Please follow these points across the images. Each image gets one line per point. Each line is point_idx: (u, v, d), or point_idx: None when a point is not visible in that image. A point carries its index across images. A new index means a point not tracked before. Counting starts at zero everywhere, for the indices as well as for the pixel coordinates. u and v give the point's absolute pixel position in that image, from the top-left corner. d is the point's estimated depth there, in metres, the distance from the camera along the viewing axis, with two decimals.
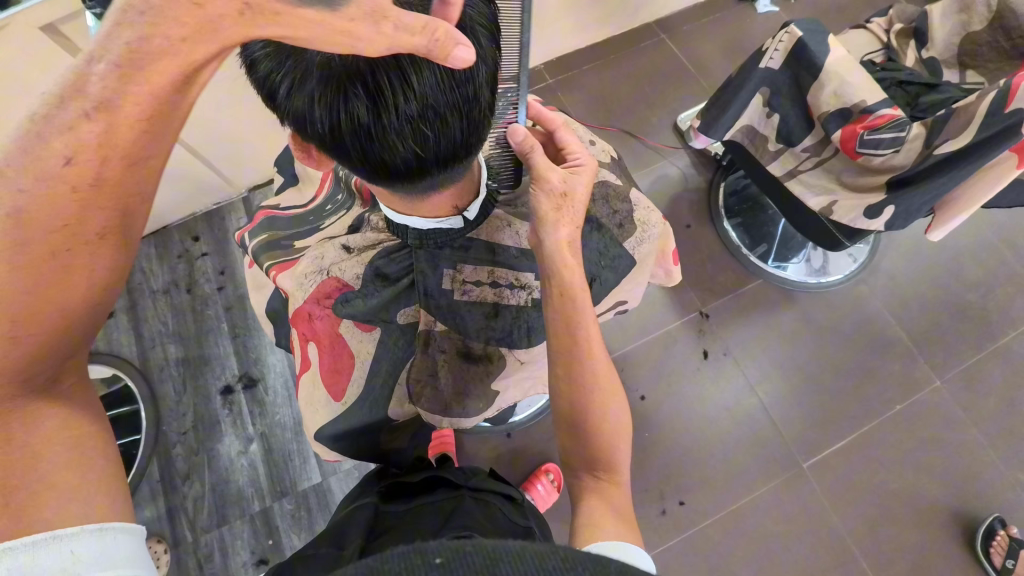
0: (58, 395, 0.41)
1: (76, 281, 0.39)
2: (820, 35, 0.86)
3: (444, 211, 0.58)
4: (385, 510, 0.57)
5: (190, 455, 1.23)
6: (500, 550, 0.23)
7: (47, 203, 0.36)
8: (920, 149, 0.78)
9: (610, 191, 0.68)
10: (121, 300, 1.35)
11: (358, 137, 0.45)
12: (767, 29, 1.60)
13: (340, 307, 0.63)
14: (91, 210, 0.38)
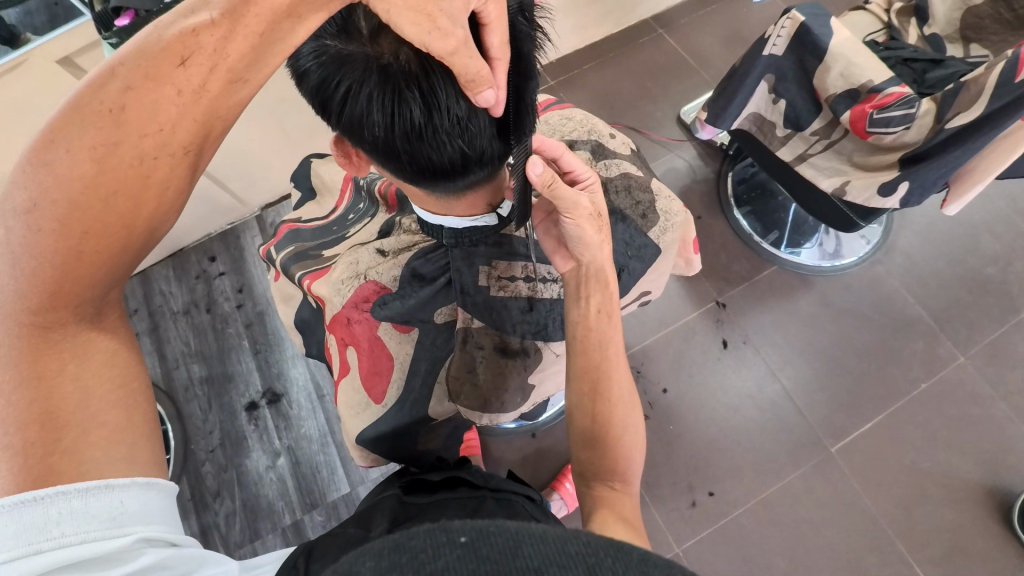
0: (104, 323, 0.37)
1: (132, 197, 0.33)
2: (822, 18, 0.86)
3: (478, 210, 0.59)
4: (407, 500, 0.56)
5: (219, 473, 1.24)
6: (519, 530, 0.24)
7: (101, 86, 0.31)
8: (931, 124, 0.78)
9: (633, 183, 0.69)
10: (144, 323, 1.37)
11: (409, 140, 0.47)
12: (763, 17, 1.61)
13: (378, 310, 0.64)
14: (153, 106, 0.32)
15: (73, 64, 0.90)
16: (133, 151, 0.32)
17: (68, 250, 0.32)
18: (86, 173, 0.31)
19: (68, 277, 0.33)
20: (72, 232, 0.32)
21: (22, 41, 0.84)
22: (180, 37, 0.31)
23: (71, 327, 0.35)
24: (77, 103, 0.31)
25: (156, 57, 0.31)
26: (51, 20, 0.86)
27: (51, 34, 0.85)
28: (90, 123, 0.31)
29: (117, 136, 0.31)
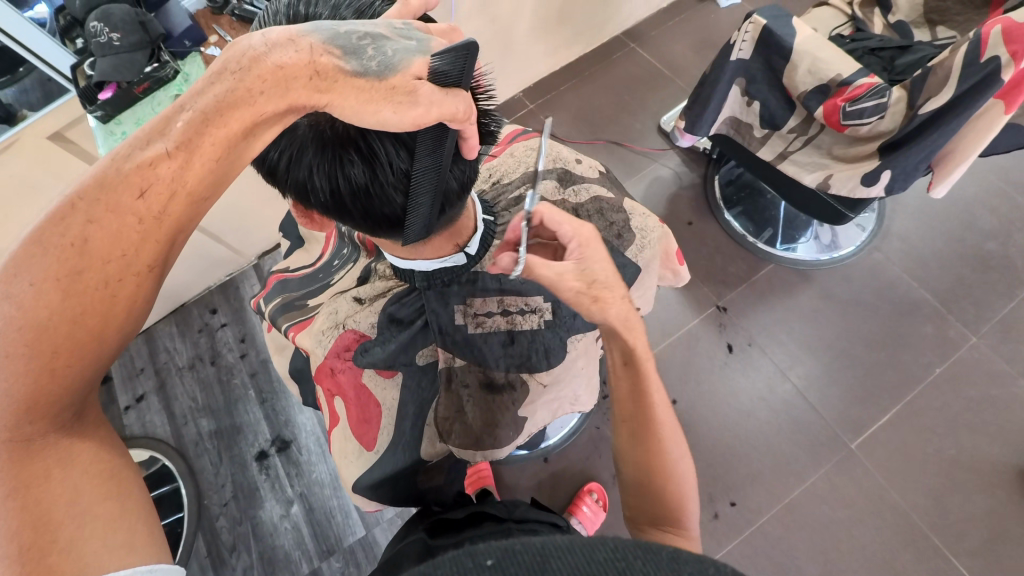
0: (83, 429, 0.39)
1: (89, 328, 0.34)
2: (784, 19, 0.88)
3: (446, 250, 0.60)
4: (434, 543, 0.55)
5: (234, 526, 1.23)
6: (545, 546, 0.24)
7: (61, 220, 0.32)
8: (903, 111, 0.78)
9: (604, 205, 0.70)
10: (151, 381, 1.38)
11: (358, 198, 0.47)
12: (732, 20, 1.63)
13: (360, 357, 0.64)
14: (106, 234, 0.33)
15: (64, 138, 0.93)
16: (97, 275, 0.33)
17: (41, 367, 0.33)
18: (52, 300, 0.32)
19: (42, 390, 0.34)
20: (42, 353, 0.33)
21: (19, 118, 0.86)
22: (139, 171, 0.32)
23: (52, 435, 0.36)
24: (37, 241, 0.32)
25: (116, 190, 0.32)
26: (46, 95, 0.87)
27: (46, 109, 0.87)
28: (51, 258, 0.32)
29: (84, 263, 0.32)
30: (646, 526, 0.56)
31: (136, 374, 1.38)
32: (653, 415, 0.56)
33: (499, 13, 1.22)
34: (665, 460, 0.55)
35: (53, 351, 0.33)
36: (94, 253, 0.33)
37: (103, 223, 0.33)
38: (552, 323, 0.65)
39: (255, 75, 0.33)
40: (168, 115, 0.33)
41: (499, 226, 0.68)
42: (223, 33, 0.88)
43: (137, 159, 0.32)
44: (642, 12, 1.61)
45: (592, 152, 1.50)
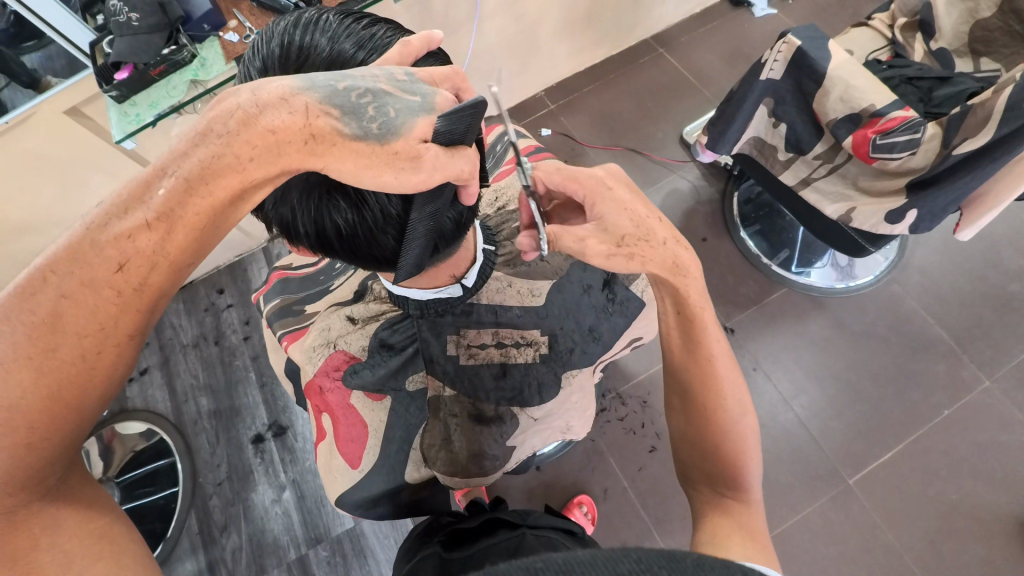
0: (72, 492, 0.38)
1: (67, 399, 0.34)
2: (819, 41, 0.84)
3: (442, 282, 0.59)
4: (448, 558, 0.54)
5: (227, 506, 1.24)
6: (567, 559, 0.21)
7: (30, 298, 0.33)
8: (937, 149, 0.75)
9: None
10: (155, 356, 1.40)
11: (346, 237, 0.46)
12: (766, 31, 1.58)
13: (349, 379, 0.65)
14: (82, 310, 0.34)
15: (82, 113, 0.91)
16: (75, 348, 0.34)
17: (18, 440, 0.33)
18: (24, 379, 0.33)
19: (19, 467, 0.34)
20: (18, 424, 0.33)
21: (43, 86, 0.85)
22: (119, 244, 0.33)
23: (37, 502, 0.35)
24: (8, 316, 0.33)
25: (91, 264, 0.33)
26: (70, 64, 0.84)
27: (72, 80, 0.85)
28: (24, 335, 0.33)
29: (56, 340, 0.33)
30: (701, 491, 0.54)
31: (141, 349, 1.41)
32: (706, 372, 0.53)
33: (525, 10, 1.19)
34: (720, 420, 0.53)
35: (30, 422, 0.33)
36: (70, 326, 0.33)
37: (77, 293, 0.33)
38: (547, 358, 0.64)
39: (244, 140, 0.33)
40: (149, 182, 0.33)
41: (500, 256, 0.67)
42: (243, 18, 0.85)
43: (113, 231, 0.33)
44: (673, 17, 1.57)
45: (609, 158, 1.47)
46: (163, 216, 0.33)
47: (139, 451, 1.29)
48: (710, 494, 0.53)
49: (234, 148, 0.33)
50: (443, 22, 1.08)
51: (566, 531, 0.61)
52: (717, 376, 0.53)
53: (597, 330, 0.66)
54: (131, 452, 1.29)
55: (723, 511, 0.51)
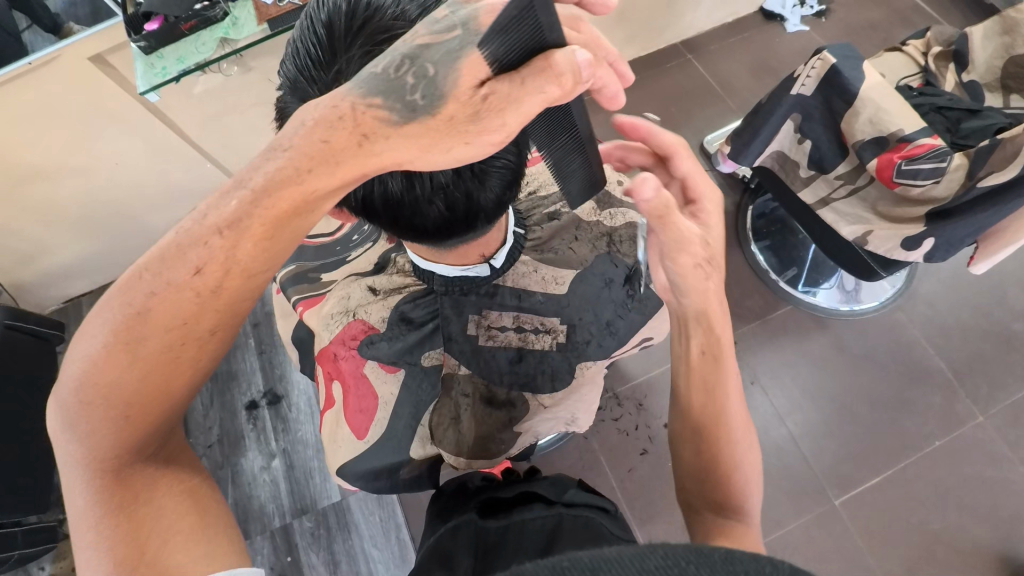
0: (176, 465, 0.42)
1: (167, 387, 0.38)
2: (854, 61, 0.84)
3: (470, 260, 0.60)
4: (484, 532, 0.50)
5: (215, 469, 1.25)
6: (595, 558, 0.22)
7: (132, 293, 0.37)
8: (961, 180, 0.75)
9: (638, 232, 0.68)
10: None
11: (391, 206, 0.47)
12: (796, 47, 1.58)
13: (364, 348, 0.64)
14: (170, 306, 0.37)
15: (104, 61, 0.90)
16: (162, 344, 0.37)
17: (122, 419, 0.38)
18: (124, 368, 0.37)
19: (124, 441, 0.38)
20: (115, 404, 0.37)
21: (65, 32, 0.85)
22: (202, 250, 0.36)
23: (145, 471, 0.40)
24: (109, 305, 0.37)
25: (172, 266, 0.37)
26: (94, 14, 0.85)
27: (99, 28, 0.84)
28: (121, 325, 0.37)
29: (141, 335, 0.37)
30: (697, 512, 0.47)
31: None
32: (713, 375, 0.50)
33: None
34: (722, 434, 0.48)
35: (124, 408, 0.37)
36: (156, 322, 0.37)
37: (167, 295, 0.37)
38: (563, 348, 0.64)
39: (303, 155, 0.36)
40: (226, 189, 0.37)
41: (528, 240, 0.66)
42: None
43: (191, 233, 0.37)
44: (704, 23, 1.56)
45: None
46: (233, 224, 0.36)
47: None
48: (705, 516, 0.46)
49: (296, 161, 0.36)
50: None
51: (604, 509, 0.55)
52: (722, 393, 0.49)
53: (614, 325, 0.66)
54: None
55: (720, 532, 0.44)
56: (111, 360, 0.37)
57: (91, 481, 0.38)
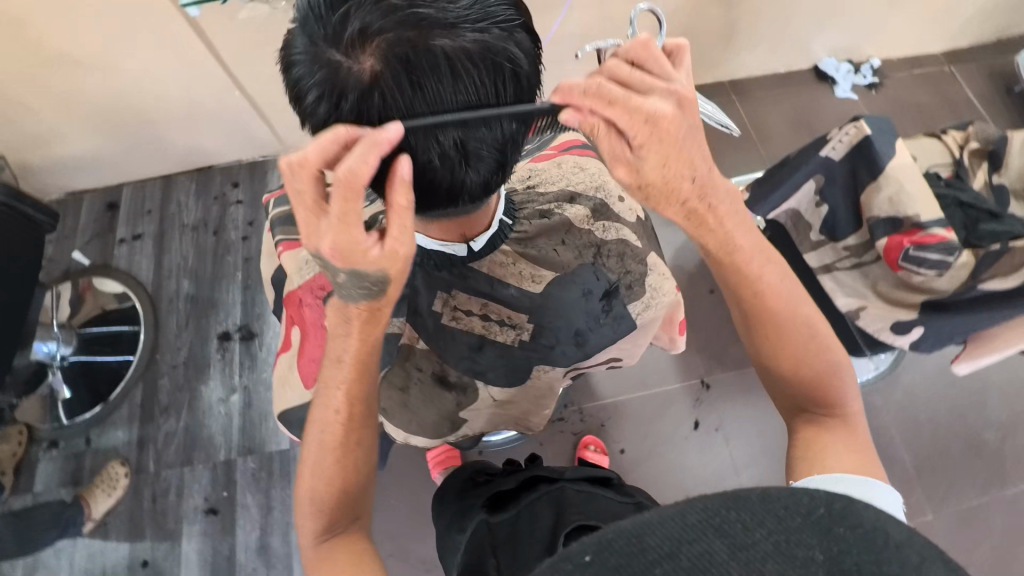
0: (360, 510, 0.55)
1: (354, 443, 0.52)
2: (888, 136, 0.83)
3: (450, 236, 0.59)
4: (499, 519, 0.63)
5: (175, 390, 1.26)
6: (644, 522, 0.29)
7: (330, 389, 0.52)
8: (963, 278, 0.76)
9: (628, 250, 0.66)
10: (153, 225, 1.41)
11: (375, 165, 0.47)
12: (840, 112, 1.57)
13: (329, 301, 0.63)
14: (353, 386, 0.51)
15: None
16: (354, 415, 0.52)
17: (336, 472, 0.52)
18: (334, 437, 0.51)
19: (335, 490, 0.52)
20: (334, 463, 0.52)
21: None
22: (331, 401, 0.51)
23: (345, 516, 0.53)
24: (322, 403, 0.52)
25: (348, 361, 0.51)
26: None
27: None
28: (330, 412, 0.51)
29: (345, 408, 0.51)
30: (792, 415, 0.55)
31: (142, 214, 1.42)
32: (769, 301, 0.52)
33: (615, 14, 1.17)
34: (795, 352, 0.52)
35: (326, 505, 0.51)
36: (325, 445, 0.51)
37: (324, 430, 0.51)
38: (526, 345, 0.64)
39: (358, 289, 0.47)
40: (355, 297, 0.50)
41: (515, 232, 0.66)
42: None
43: (345, 331, 0.51)
44: (756, 68, 1.55)
45: None
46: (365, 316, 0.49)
47: (108, 310, 1.32)
48: (802, 416, 0.54)
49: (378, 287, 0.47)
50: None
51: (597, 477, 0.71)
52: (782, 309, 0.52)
53: (582, 335, 0.65)
54: (100, 308, 1.32)
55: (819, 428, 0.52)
56: (327, 434, 0.51)
57: (320, 526, 0.51)
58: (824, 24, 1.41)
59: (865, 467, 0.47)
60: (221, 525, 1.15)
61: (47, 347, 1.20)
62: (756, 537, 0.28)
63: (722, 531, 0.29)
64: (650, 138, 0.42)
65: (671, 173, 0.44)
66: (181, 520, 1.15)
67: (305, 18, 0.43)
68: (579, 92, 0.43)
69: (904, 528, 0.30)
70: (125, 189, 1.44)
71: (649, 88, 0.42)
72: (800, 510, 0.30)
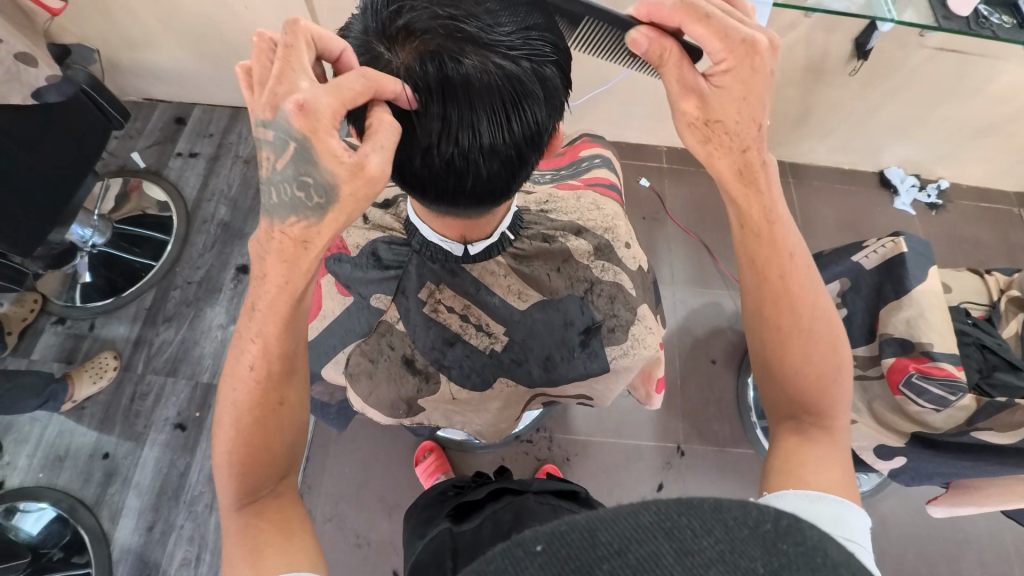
0: (287, 486, 0.49)
1: (271, 402, 0.46)
2: (922, 260, 0.82)
3: (450, 234, 0.62)
4: (464, 524, 0.64)
5: (182, 304, 1.32)
6: (588, 520, 0.25)
7: (243, 348, 0.46)
8: (959, 421, 0.74)
9: (620, 294, 0.69)
10: (210, 148, 1.49)
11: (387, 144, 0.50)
12: (894, 224, 1.53)
13: (330, 263, 0.68)
14: (267, 338, 0.45)
15: None
16: (257, 368, 0.46)
17: (249, 435, 0.46)
18: (243, 393, 0.46)
19: (252, 458, 0.45)
20: (242, 428, 0.45)
21: None
22: (245, 355, 0.46)
23: (266, 493, 0.47)
24: (232, 371, 0.46)
25: (257, 313, 0.46)
26: None
27: None
28: (241, 375, 0.46)
29: (253, 363, 0.46)
30: (776, 420, 0.50)
31: (204, 135, 1.50)
32: (780, 283, 0.48)
33: None
34: (800, 349, 0.48)
35: (241, 471, 0.45)
36: (237, 406, 0.46)
37: (236, 388, 0.46)
38: (495, 354, 0.67)
39: (284, 236, 0.44)
40: (296, 242, 0.44)
41: (513, 246, 0.68)
42: None
43: (268, 283, 0.45)
44: (820, 158, 1.54)
45: (680, 239, 1.45)
46: (294, 258, 0.45)
47: (147, 214, 1.39)
48: (784, 423, 0.49)
49: (320, 233, 0.44)
50: None
51: (561, 490, 0.73)
52: (798, 295, 0.48)
53: (552, 362, 0.67)
54: (140, 210, 1.40)
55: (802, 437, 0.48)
56: (236, 396, 0.46)
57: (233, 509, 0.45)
58: (900, 135, 1.39)
59: (845, 488, 0.43)
60: (184, 442, 1.19)
61: (83, 231, 1.28)
62: (703, 544, 0.24)
63: (672, 535, 0.24)
64: (736, 65, 0.44)
65: (743, 110, 0.45)
66: (150, 424, 1.20)
67: (367, 8, 0.48)
68: (666, 10, 0.44)
69: (846, 552, 0.26)
70: (196, 109, 1.53)
71: (743, 22, 0.44)
72: (748, 521, 0.25)
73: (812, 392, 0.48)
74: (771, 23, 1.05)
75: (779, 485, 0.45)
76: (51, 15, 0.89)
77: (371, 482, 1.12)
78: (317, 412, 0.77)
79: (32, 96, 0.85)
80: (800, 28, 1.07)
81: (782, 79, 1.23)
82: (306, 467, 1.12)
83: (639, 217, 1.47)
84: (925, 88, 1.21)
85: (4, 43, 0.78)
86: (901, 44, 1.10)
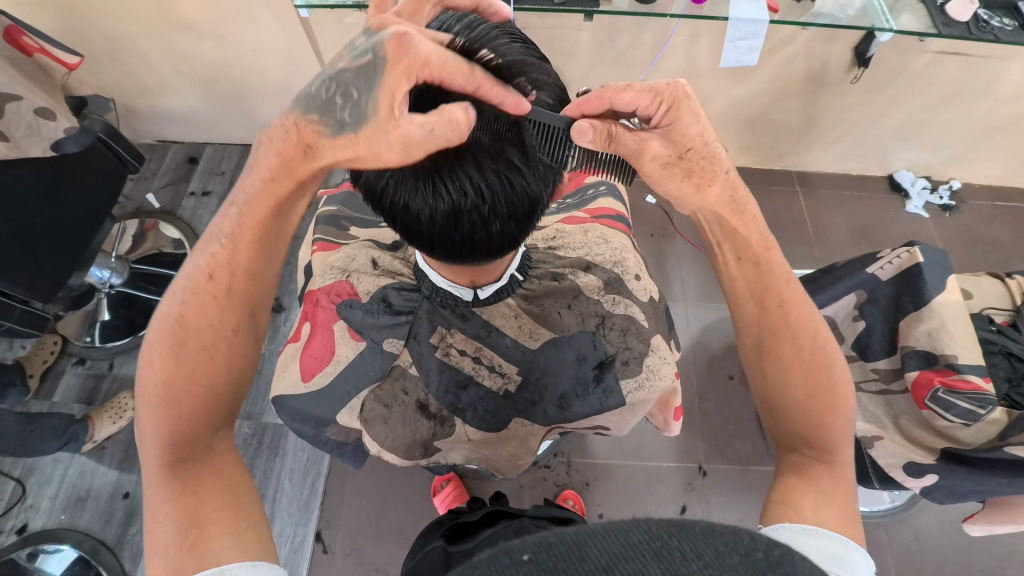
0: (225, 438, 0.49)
1: (222, 329, 0.48)
2: (940, 270, 0.81)
3: (460, 281, 0.64)
4: (456, 545, 0.62)
5: None
6: (578, 533, 0.24)
7: (206, 265, 0.47)
8: (992, 436, 0.72)
9: (631, 326, 0.69)
10: (223, 187, 1.53)
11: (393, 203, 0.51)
12: (908, 227, 1.51)
13: (343, 309, 0.69)
14: (227, 257, 0.47)
15: None
16: (216, 291, 0.47)
17: (197, 356, 0.46)
18: (198, 310, 0.47)
19: (198, 387, 0.46)
20: (189, 347, 0.46)
21: None
22: (208, 261, 0.47)
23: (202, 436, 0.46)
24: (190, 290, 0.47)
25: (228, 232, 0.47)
26: None
27: None
28: (198, 292, 0.47)
29: (212, 281, 0.47)
30: (780, 452, 0.50)
31: (215, 174, 1.54)
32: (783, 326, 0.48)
33: (695, 85, 1.19)
34: (796, 401, 0.47)
35: (180, 396, 0.45)
36: (190, 319, 0.47)
37: (191, 303, 0.47)
38: (510, 395, 0.67)
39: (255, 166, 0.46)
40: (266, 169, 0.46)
41: (523, 287, 0.69)
42: None
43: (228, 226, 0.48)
44: (827, 166, 1.53)
45: (690, 254, 1.44)
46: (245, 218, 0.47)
47: (163, 252, 1.43)
48: (790, 457, 0.48)
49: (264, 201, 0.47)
50: (617, 59, 1.09)
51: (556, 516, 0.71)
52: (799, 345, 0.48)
53: (566, 400, 0.67)
54: (156, 249, 1.43)
55: (804, 475, 0.46)
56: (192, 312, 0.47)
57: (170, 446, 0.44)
58: (908, 139, 1.37)
59: (847, 527, 0.42)
60: None
61: (101, 273, 1.29)
62: (692, 567, 0.22)
63: (661, 556, 0.23)
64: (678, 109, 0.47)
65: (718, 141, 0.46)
66: None
67: None
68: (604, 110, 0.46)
69: None
70: (208, 148, 1.57)
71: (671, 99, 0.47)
72: (740, 548, 0.24)
73: (804, 418, 0.47)
74: (769, 37, 1.06)
75: (776, 518, 0.44)
76: (67, 69, 0.92)
77: (388, 513, 1.12)
78: (332, 452, 0.77)
79: (50, 148, 0.86)
80: (798, 40, 1.08)
81: (783, 91, 1.23)
82: (324, 501, 1.12)
83: (648, 234, 1.46)
84: (931, 92, 1.20)
85: (23, 100, 0.82)
86: (902, 50, 1.09)
